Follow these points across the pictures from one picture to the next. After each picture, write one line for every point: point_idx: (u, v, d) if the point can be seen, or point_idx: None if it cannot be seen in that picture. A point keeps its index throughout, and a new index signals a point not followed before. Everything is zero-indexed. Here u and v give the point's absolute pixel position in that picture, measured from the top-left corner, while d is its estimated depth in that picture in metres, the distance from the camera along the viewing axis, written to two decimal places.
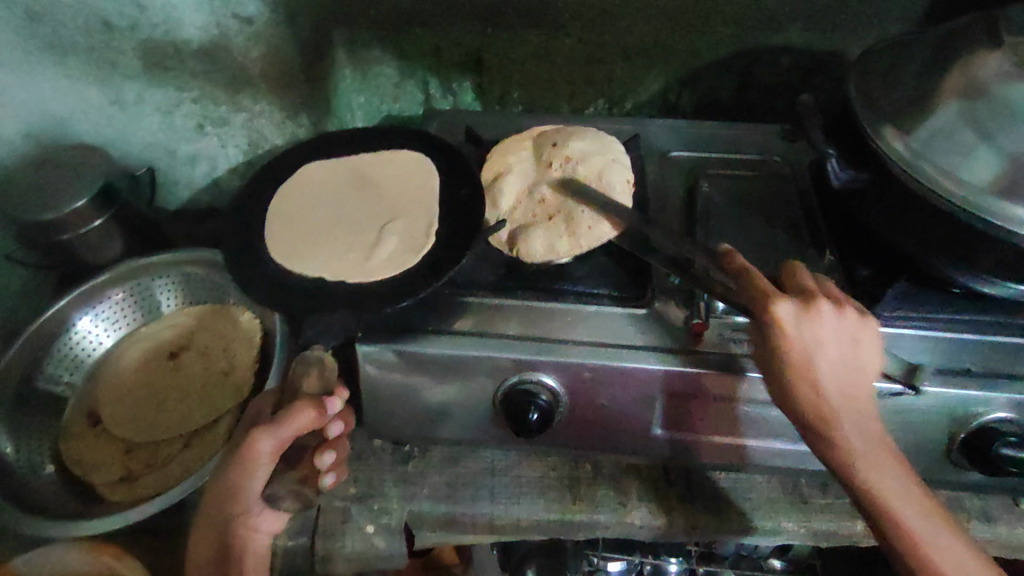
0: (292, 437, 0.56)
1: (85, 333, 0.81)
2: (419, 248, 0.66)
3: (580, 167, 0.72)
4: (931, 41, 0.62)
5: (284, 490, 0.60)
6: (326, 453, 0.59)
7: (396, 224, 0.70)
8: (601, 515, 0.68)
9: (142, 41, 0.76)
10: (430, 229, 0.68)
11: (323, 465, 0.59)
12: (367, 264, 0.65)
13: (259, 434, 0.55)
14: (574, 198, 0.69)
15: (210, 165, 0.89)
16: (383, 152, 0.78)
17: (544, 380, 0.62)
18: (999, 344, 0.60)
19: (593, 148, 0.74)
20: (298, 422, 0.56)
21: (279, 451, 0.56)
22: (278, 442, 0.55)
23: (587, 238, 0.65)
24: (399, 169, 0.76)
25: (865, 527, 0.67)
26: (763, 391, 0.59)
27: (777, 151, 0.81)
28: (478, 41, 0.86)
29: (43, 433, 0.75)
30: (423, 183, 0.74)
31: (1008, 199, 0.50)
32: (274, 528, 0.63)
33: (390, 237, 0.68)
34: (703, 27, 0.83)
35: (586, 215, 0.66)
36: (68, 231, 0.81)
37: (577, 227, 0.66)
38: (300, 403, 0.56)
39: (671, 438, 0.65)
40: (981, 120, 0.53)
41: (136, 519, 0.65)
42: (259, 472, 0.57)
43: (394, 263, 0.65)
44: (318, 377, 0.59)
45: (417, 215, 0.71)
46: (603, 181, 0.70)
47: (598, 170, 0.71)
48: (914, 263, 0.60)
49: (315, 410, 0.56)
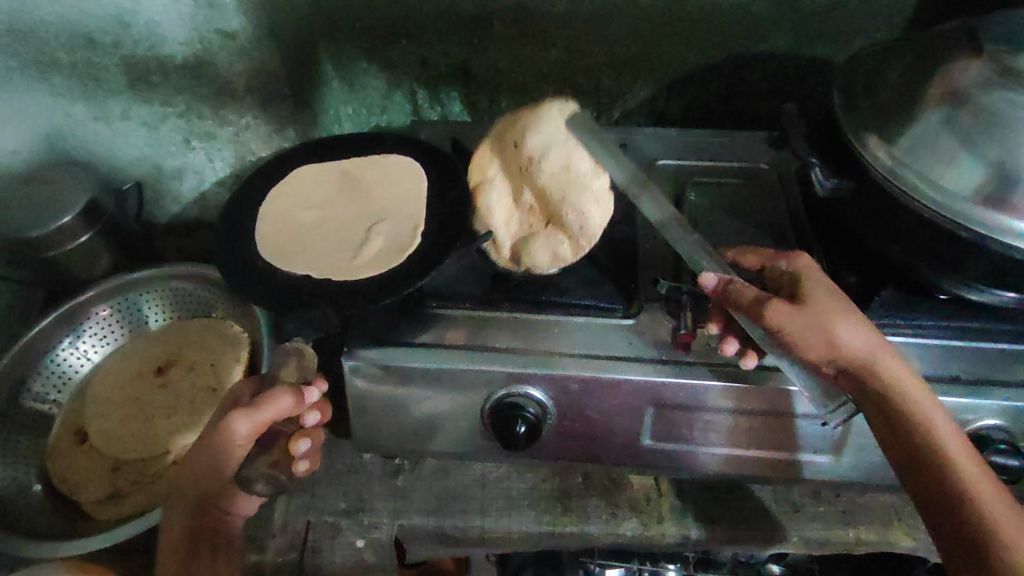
0: (271, 421, 0.56)
1: (72, 351, 0.81)
2: (404, 247, 0.66)
3: (547, 161, 0.64)
4: (914, 48, 0.62)
5: (257, 473, 0.60)
6: (303, 439, 0.59)
7: (382, 225, 0.70)
8: (593, 526, 0.68)
9: (126, 57, 0.76)
10: (415, 228, 0.68)
11: (299, 452, 0.60)
12: (351, 265, 0.65)
13: (237, 414, 0.55)
14: (554, 197, 0.65)
15: (198, 179, 0.89)
16: (373, 156, 0.78)
17: (532, 393, 0.62)
18: (987, 350, 0.60)
19: (549, 128, 0.65)
20: (278, 405, 0.57)
21: (254, 436, 0.56)
22: (255, 424, 0.55)
23: (586, 236, 0.65)
24: (388, 173, 0.76)
25: (858, 535, 0.67)
26: (734, 399, 0.59)
27: (767, 157, 0.81)
28: (464, 52, 0.86)
29: (30, 452, 0.75)
30: (411, 186, 0.73)
31: (991, 208, 0.50)
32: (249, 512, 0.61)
33: (374, 239, 0.68)
34: (689, 34, 0.83)
35: (575, 219, 0.64)
36: (54, 247, 0.81)
37: (572, 230, 0.65)
38: (280, 388, 0.57)
39: (662, 450, 0.64)
40: (964, 127, 0.53)
41: (123, 537, 0.65)
42: (234, 457, 0.56)
43: (380, 261, 0.65)
44: (296, 368, 0.63)
45: (403, 215, 0.70)
46: (574, 172, 0.64)
47: (564, 155, 0.64)
48: (900, 272, 0.60)
49: (296, 394, 0.58)
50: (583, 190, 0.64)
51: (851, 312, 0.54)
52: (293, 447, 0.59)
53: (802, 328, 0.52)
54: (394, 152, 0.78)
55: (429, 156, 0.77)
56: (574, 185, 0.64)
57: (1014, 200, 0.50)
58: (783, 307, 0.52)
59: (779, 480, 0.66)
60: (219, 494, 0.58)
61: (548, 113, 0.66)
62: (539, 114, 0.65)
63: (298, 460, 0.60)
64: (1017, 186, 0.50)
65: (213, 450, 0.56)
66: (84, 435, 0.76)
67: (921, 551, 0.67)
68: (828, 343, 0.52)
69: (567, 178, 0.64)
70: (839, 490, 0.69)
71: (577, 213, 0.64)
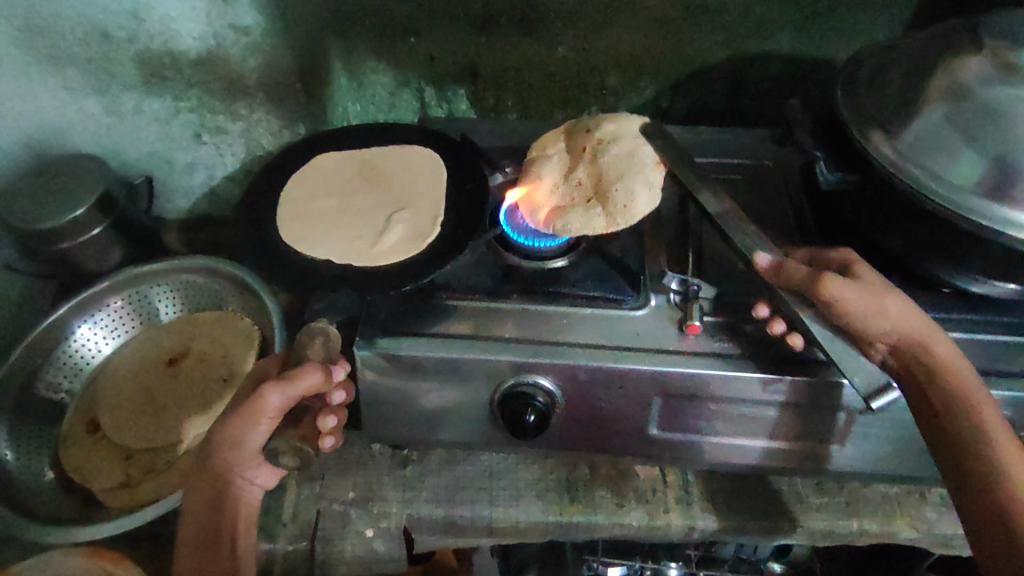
0: (300, 395, 0.58)
1: (84, 341, 0.82)
2: (423, 236, 0.69)
3: (612, 147, 0.69)
4: (916, 45, 0.63)
5: (285, 446, 0.59)
6: (331, 415, 0.61)
7: (401, 214, 0.73)
8: (599, 517, 0.68)
9: (140, 52, 0.77)
10: (434, 218, 0.71)
11: (326, 428, 0.61)
12: (372, 251, 0.68)
13: (269, 387, 0.56)
14: (608, 176, 0.67)
15: (208, 174, 0.90)
16: (393, 146, 0.81)
17: (540, 382, 0.63)
18: (989, 343, 0.61)
19: (623, 127, 0.71)
20: (308, 380, 0.57)
21: (284, 409, 0.57)
22: (286, 398, 0.57)
23: (624, 215, 0.65)
24: (405, 162, 0.79)
25: (861, 526, 0.68)
26: (741, 388, 0.60)
27: (771, 154, 0.82)
28: (471, 50, 0.87)
29: (42, 440, 0.76)
30: (430, 177, 0.76)
31: (993, 200, 0.51)
32: (267, 483, 0.63)
33: (394, 227, 0.71)
34: (694, 33, 0.84)
35: (622, 196, 0.65)
36: (67, 239, 0.82)
37: (613, 206, 0.65)
38: (311, 363, 0.58)
39: (669, 439, 0.65)
40: (966, 121, 0.54)
41: (134, 524, 0.65)
42: (261, 426, 0.57)
43: (401, 249, 0.68)
44: (323, 346, 0.61)
45: (423, 204, 0.73)
46: (636, 160, 0.68)
47: (629, 148, 0.69)
48: (901, 263, 0.61)
49: (325, 371, 0.59)
50: (637, 175, 0.67)
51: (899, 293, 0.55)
52: (321, 423, 0.61)
53: (859, 301, 0.52)
54: (412, 144, 0.80)
55: (449, 148, 0.79)
56: (631, 168, 0.67)
57: (1017, 192, 0.51)
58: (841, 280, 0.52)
59: (784, 469, 0.67)
60: (245, 466, 0.59)
61: (629, 118, 0.72)
62: (623, 115, 0.72)
63: (324, 435, 0.61)
64: (1018, 180, 0.51)
65: (234, 427, 0.56)
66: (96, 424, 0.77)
67: (924, 541, 0.68)
68: (881, 319, 0.52)
69: (627, 161, 0.67)
70: (843, 481, 0.70)
71: (625, 190, 0.65)
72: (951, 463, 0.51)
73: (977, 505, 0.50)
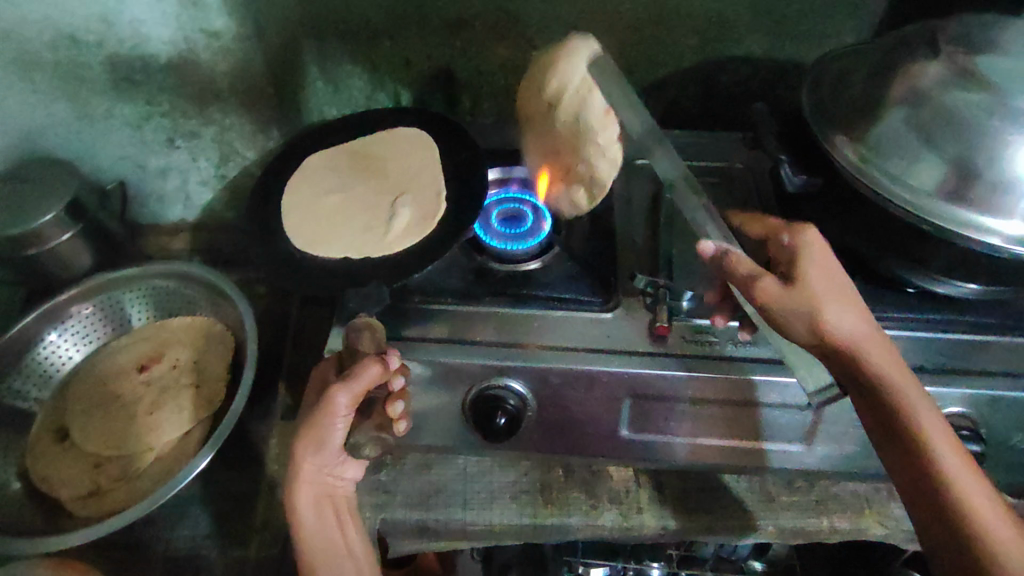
0: (365, 389, 0.60)
1: (54, 348, 0.82)
2: (431, 216, 0.73)
3: (559, 112, 0.68)
4: (880, 48, 0.64)
5: (365, 438, 0.64)
6: (398, 400, 0.61)
7: (405, 198, 0.77)
8: (573, 518, 0.68)
9: (109, 57, 0.76)
10: (438, 196, 0.75)
11: (396, 413, 0.61)
12: (385, 239, 0.72)
13: (336, 388, 0.59)
14: (566, 149, 0.70)
15: (182, 178, 0.90)
16: (381, 133, 0.84)
17: (511, 385, 0.62)
18: (949, 341, 0.62)
19: (568, 77, 0.67)
20: (366, 376, 0.59)
21: (355, 404, 0.61)
22: (353, 395, 0.59)
23: (598, 185, 0.71)
24: (395, 147, 0.83)
25: (831, 524, 0.68)
26: (698, 390, 0.61)
27: (743, 156, 0.83)
28: (447, 55, 0.88)
29: (9, 449, 0.75)
30: (423, 156, 0.80)
31: (950, 203, 0.52)
32: (356, 474, 0.68)
33: (401, 212, 0.75)
34: (666, 37, 0.85)
35: (584, 170, 0.70)
36: (36, 245, 0.81)
37: (584, 179, 0.71)
38: (366, 358, 0.59)
39: (641, 444, 0.63)
40: (925, 125, 0.55)
41: (101, 533, 0.63)
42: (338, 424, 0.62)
43: (413, 231, 0.72)
44: (371, 339, 0.61)
45: (423, 186, 0.78)
46: (583, 124, 0.68)
47: (575, 108, 0.67)
48: (868, 265, 0.63)
49: (381, 363, 0.59)
50: (590, 142, 0.69)
51: (840, 290, 0.54)
52: (390, 409, 0.61)
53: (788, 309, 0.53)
54: (399, 126, 0.84)
55: (442, 130, 0.83)
56: (582, 136, 0.68)
57: (972, 194, 0.52)
58: (771, 288, 0.53)
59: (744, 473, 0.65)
60: (331, 464, 0.64)
61: (567, 58, 0.67)
62: (560, 59, 0.68)
63: (396, 419, 0.62)
64: (975, 180, 0.52)
65: (311, 431, 0.62)
66: (65, 433, 0.76)
67: (892, 538, 0.69)
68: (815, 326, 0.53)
69: (575, 130, 0.68)
70: (813, 480, 0.71)
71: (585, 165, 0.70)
72: (896, 464, 0.51)
73: (926, 510, 0.49)
